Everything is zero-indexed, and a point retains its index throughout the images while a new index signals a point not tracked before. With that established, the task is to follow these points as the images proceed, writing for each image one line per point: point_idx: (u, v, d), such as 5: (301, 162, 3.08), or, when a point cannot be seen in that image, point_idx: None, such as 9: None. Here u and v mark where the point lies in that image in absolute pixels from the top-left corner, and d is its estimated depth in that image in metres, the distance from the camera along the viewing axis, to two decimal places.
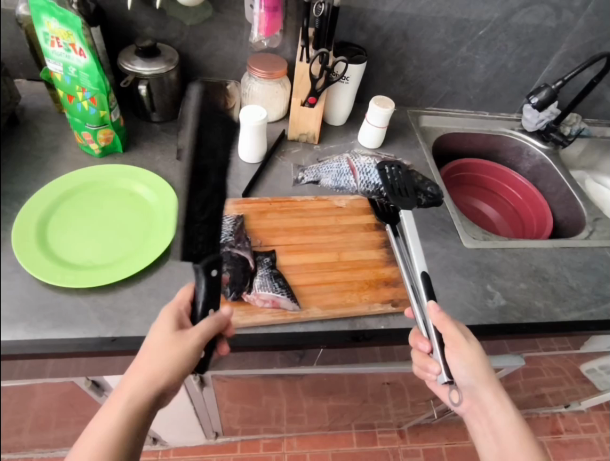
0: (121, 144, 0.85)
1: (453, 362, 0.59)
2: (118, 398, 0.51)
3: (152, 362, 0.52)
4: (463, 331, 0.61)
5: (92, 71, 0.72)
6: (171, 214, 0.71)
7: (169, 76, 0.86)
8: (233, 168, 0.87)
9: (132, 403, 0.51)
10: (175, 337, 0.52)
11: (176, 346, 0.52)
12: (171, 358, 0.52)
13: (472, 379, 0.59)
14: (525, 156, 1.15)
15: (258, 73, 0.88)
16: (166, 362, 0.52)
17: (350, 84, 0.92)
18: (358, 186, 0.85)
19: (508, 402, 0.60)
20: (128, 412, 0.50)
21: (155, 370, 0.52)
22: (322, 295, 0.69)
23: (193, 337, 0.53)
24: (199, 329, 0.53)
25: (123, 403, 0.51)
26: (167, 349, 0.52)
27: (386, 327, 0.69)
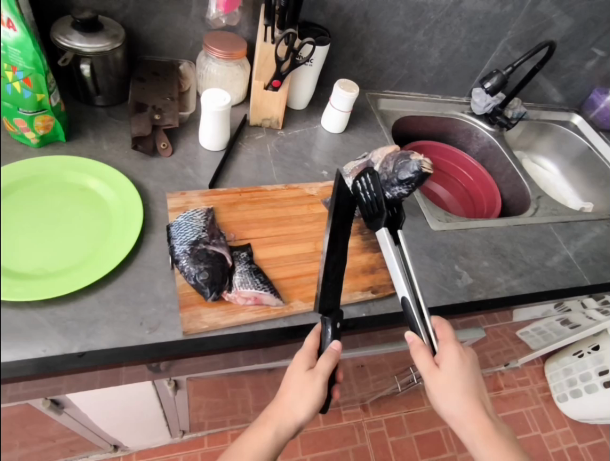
0: (63, 132, 0.74)
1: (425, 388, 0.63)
2: (259, 424, 0.59)
3: (286, 400, 0.58)
4: (431, 364, 0.60)
5: (25, 47, 0.62)
6: (131, 225, 0.66)
7: (115, 54, 0.76)
8: (195, 156, 0.81)
9: (276, 431, 0.58)
10: (310, 377, 0.58)
11: (312, 387, 0.57)
12: (303, 395, 0.57)
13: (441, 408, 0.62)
14: (475, 138, 1.22)
15: (216, 53, 0.82)
16: (302, 401, 0.57)
17: (314, 67, 0.89)
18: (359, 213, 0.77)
19: (480, 439, 0.60)
20: (268, 438, 0.58)
21: (294, 408, 0.57)
22: (304, 287, 0.67)
23: (319, 380, 0.57)
24: (323, 370, 0.57)
25: (268, 430, 0.58)
26: (300, 387, 0.58)
27: (368, 314, 0.69)
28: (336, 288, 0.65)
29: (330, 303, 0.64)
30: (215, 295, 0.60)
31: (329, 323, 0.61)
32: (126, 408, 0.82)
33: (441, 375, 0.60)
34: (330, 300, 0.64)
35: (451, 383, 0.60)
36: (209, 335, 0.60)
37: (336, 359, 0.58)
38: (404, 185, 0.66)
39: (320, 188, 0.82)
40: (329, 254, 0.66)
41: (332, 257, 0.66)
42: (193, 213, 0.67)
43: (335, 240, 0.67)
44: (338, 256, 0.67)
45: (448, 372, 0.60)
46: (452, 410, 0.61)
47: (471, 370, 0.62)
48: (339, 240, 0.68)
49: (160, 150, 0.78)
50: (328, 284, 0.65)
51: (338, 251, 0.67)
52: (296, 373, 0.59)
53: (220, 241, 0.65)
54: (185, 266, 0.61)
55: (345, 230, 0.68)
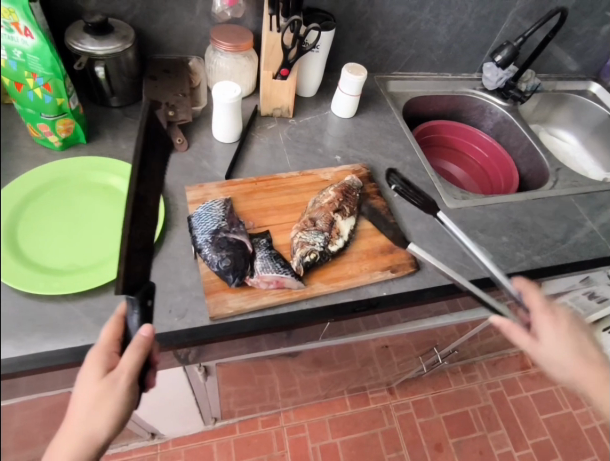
0: (83, 134, 0.77)
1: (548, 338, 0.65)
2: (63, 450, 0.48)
3: (86, 410, 0.47)
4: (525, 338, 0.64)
5: (42, 53, 0.64)
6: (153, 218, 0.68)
7: (126, 55, 0.78)
8: (210, 149, 0.83)
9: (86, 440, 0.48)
10: (104, 384, 0.46)
11: (105, 395, 0.46)
12: (102, 405, 0.46)
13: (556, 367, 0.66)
14: (488, 114, 1.19)
15: (224, 46, 0.83)
16: (101, 414, 0.46)
17: (321, 53, 0.89)
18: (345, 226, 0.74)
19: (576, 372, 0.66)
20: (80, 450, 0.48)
21: (96, 418, 0.47)
22: (323, 269, 0.68)
23: (119, 382, 0.46)
24: (124, 367, 0.46)
25: (77, 442, 0.48)
26: (97, 396, 0.46)
27: (388, 293, 0.70)
28: (144, 258, 0.48)
29: (141, 277, 0.48)
30: (238, 280, 0.62)
31: (138, 306, 0.47)
32: (160, 395, 0.86)
33: (541, 343, 0.65)
34: (143, 273, 0.48)
35: (555, 349, 0.64)
36: (235, 319, 0.62)
37: (145, 350, 0.46)
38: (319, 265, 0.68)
39: (334, 173, 0.82)
40: (135, 215, 0.45)
41: (138, 219, 0.45)
42: (212, 204, 0.69)
43: (145, 196, 0.46)
44: (148, 219, 0.47)
45: (553, 339, 0.64)
46: (565, 361, 0.65)
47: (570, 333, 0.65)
48: (149, 199, 0.47)
49: (176, 145, 0.80)
50: (136, 254, 0.46)
51: (147, 209, 0.47)
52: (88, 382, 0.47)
53: (239, 229, 0.67)
54: (208, 254, 0.63)
55: (155, 184, 0.47)
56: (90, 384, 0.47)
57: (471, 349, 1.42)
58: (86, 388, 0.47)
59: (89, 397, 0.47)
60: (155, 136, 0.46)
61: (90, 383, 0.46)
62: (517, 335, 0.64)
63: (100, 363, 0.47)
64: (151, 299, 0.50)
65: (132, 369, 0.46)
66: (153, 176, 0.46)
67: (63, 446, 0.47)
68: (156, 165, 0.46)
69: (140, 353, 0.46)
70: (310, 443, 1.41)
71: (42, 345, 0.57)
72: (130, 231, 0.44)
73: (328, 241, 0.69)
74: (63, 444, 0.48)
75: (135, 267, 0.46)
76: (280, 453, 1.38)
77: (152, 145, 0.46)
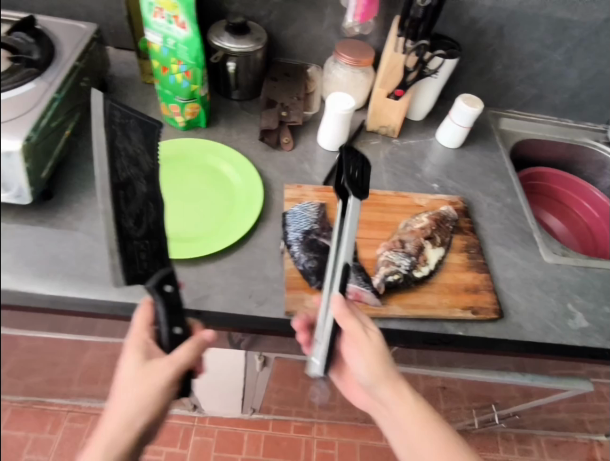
0: (205, 119, 0.84)
1: (352, 352, 0.58)
2: (102, 435, 0.51)
3: (125, 391, 0.51)
4: (362, 320, 0.57)
5: (192, 44, 0.71)
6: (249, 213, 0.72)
7: (256, 55, 0.85)
8: (313, 153, 0.85)
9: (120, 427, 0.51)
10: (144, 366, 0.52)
11: (145, 375, 0.51)
12: (142, 390, 0.51)
13: (370, 380, 0.58)
14: (607, 171, 1.09)
15: (345, 59, 0.86)
16: (141, 392, 0.51)
17: (439, 80, 0.88)
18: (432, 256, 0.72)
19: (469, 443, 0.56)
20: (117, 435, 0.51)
21: (136, 400, 0.51)
22: (403, 293, 0.67)
23: (164, 365, 0.52)
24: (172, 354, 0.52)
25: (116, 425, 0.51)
26: (138, 380, 0.51)
27: (464, 334, 0.66)
28: (151, 246, 0.49)
29: (147, 265, 0.48)
30: (320, 283, 0.64)
31: (154, 289, 0.50)
32: (214, 374, 0.89)
33: (369, 339, 0.57)
34: (154, 263, 0.49)
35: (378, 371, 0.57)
36: (308, 320, 0.63)
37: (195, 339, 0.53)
38: (399, 287, 0.66)
39: (429, 200, 0.81)
40: (124, 204, 0.46)
41: (129, 207, 0.46)
42: (308, 206, 0.72)
43: (129, 183, 0.47)
44: (144, 203, 0.48)
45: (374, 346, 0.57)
46: (390, 373, 0.58)
47: (377, 352, 0.57)
48: (137, 181, 0.48)
49: (282, 144, 0.84)
50: (137, 244, 0.47)
51: (137, 196, 0.48)
52: (127, 365, 0.52)
53: (330, 234, 0.69)
54: (296, 252, 0.66)
55: (141, 168, 0.49)
56: (133, 367, 0.52)
57: (531, 418, 1.29)
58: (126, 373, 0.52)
59: (132, 381, 0.51)
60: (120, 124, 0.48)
61: (129, 366, 0.52)
62: (352, 325, 0.55)
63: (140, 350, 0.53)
64: (171, 285, 0.52)
65: (181, 359, 0.52)
66: (130, 162, 0.48)
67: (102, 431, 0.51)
68: (131, 151, 0.48)
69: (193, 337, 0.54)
70: None
71: None
72: (120, 210, 0.45)
73: (414, 266, 0.68)
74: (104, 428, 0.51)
75: (139, 257, 0.47)
76: None
77: (123, 132, 0.48)
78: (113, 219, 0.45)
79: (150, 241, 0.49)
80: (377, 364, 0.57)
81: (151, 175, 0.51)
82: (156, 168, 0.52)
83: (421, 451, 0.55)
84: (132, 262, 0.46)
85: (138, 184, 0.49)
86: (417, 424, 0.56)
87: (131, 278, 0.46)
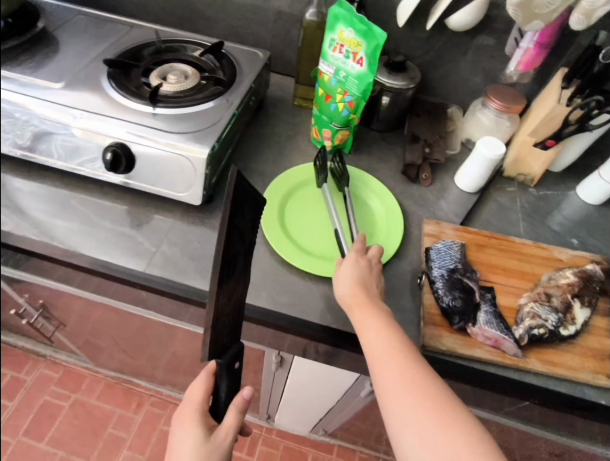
0: (349, 146, 0.89)
1: (340, 274, 0.64)
2: None
3: None
4: (364, 256, 0.66)
5: (363, 78, 0.76)
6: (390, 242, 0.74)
7: (406, 92, 0.88)
8: (449, 191, 0.86)
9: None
10: (208, 443, 0.57)
11: (211, 448, 0.56)
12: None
13: (349, 297, 0.61)
14: None
15: (495, 104, 0.87)
16: None
17: (593, 134, 0.86)
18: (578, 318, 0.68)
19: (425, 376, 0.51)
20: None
21: None
22: (543, 348, 0.65)
23: (226, 437, 0.58)
24: (229, 425, 0.58)
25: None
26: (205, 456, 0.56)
27: (606, 402, 0.63)
28: (231, 320, 0.56)
29: (226, 338, 0.56)
30: (462, 324, 0.64)
31: (224, 366, 0.56)
32: (314, 389, 0.92)
33: (361, 262, 0.65)
34: (229, 335, 0.57)
35: (347, 286, 0.62)
36: (444, 358, 0.63)
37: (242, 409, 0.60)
38: (539, 343, 0.65)
39: (570, 255, 0.78)
40: (227, 280, 0.52)
41: (229, 284, 0.53)
42: (452, 244, 0.72)
43: (234, 261, 0.53)
44: (237, 278, 0.55)
45: (348, 268, 0.64)
46: (354, 294, 0.61)
47: (362, 268, 0.64)
48: (239, 258, 0.54)
49: (421, 180, 0.86)
50: (224, 318, 0.54)
51: (235, 270, 0.54)
52: (188, 441, 0.57)
53: (473, 276, 0.69)
54: (438, 289, 0.66)
55: (243, 244, 0.55)
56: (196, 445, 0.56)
57: None
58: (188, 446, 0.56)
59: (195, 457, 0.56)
60: (243, 198, 0.52)
61: (191, 439, 0.57)
62: (352, 257, 0.65)
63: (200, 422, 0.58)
64: (238, 362, 0.59)
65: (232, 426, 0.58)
66: (240, 240, 0.53)
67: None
68: (242, 228, 0.53)
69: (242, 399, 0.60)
70: None
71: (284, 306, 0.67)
72: (221, 287, 0.50)
73: (561, 323, 0.66)
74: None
75: (224, 330, 0.54)
76: None
77: (241, 197, 0.51)
78: (217, 298, 0.50)
79: (232, 317, 0.56)
80: (361, 290, 0.61)
81: (247, 248, 0.56)
82: (251, 241, 0.58)
83: (397, 389, 0.50)
84: (219, 337, 0.53)
85: (238, 259, 0.55)
86: (387, 358, 0.53)
87: (214, 353, 0.53)
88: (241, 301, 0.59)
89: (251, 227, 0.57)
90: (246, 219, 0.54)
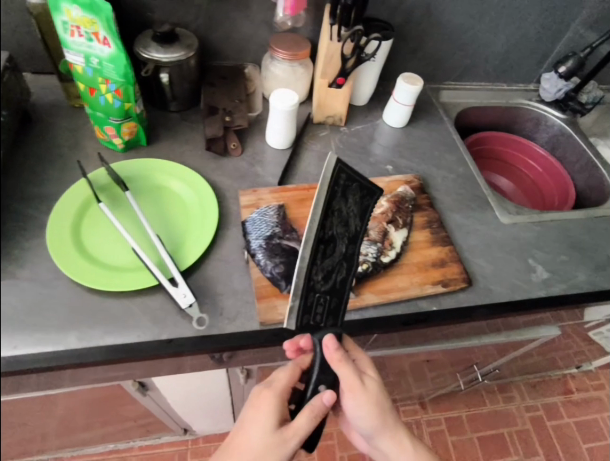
0: (144, 136, 0.80)
1: (349, 403, 0.60)
2: None
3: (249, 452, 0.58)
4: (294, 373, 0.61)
5: (117, 61, 0.66)
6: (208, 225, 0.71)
7: (189, 62, 0.81)
8: (263, 154, 0.84)
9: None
10: (276, 436, 0.57)
11: (274, 449, 0.57)
12: (269, 440, 0.57)
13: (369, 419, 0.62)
14: (543, 126, 1.15)
15: (282, 54, 0.84)
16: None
17: (377, 62, 0.88)
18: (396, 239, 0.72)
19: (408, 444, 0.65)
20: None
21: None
22: (374, 280, 0.68)
23: (294, 441, 0.57)
24: (299, 430, 0.57)
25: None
26: (273, 448, 0.57)
27: (438, 308, 0.69)
28: (329, 302, 0.55)
29: (321, 319, 0.55)
30: (291, 287, 0.64)
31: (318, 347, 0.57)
32: (202, 392, 0.88)
33: (367, 381, 0.60)
34: (328, 319, 0.56)
35: (363, 406, 0.60)
36: (285, 325, 0.63)
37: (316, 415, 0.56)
38: (368, 276, 0.67)
39: (386, 182, 0.81)
40: (320, 260, 0.53)
41: (325, 263, 0.53)
42: (267, 209, 0.71)
43: (333, 241, 0.53)
44: (337, 262, 0.55)
45: (352, 404, 0.60)
46: (370, 396, 0.60)
47: (372, 395, 0.60)
48: (339, 241, 0.54)
49: (230, 149, 0.82)
50: (318, 296, 0.54)
51: (336, 254, 0.54)
52: (257, 425, 0.59)
53: (293, 235, 0.69)
54: (261, 260, 0.65)
55: (347, 230, 0.54)
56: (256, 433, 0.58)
57: (512, 367, 1.37)
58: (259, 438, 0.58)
59: (259, 445, 0.57)
60: (349, 184, 0.52)
61: (264, 425, 0.58)
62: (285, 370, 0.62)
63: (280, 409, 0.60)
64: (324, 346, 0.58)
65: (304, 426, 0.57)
66: (340, 223, 0.53)
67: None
68: (346, 214, 0.53)
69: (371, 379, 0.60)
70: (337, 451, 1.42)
71: (103, 339, 0.60)
72: (314, 263, 0.52)
73: (381, 253, 0.68)
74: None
75: (316, 310, 0.55)
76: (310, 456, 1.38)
77: (348, 185, 0.52)
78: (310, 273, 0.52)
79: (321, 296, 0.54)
80: (375, 410, 0.61)
81: (355, 236, 0.55)
82: (362, 231, 0.56)
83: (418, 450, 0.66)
84: (310, 311, 0.54)
85: (340, 244, 0.55)
86: (394, 432, 0.64)
87: (301, 326, 0.54)
88: (345, 291, 0.56)
89: (361, 216, 0.55)
90: (348, 206, 0.53)
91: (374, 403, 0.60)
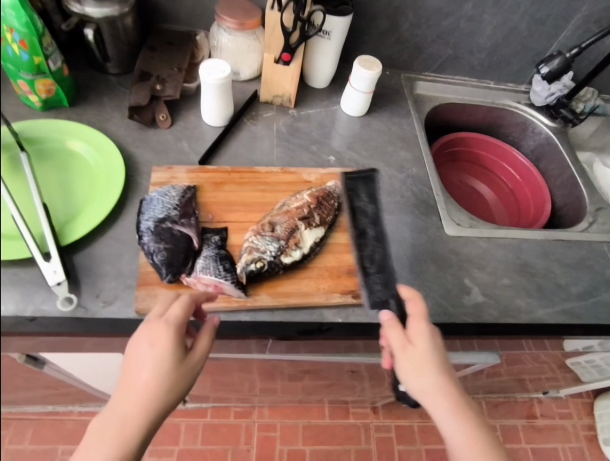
0: (66, 97, 0.75)
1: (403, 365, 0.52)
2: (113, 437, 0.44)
3: (133, 393, 0.46)
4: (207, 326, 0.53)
5: (18, 6, 0.62)
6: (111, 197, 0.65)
7: (123, 20, 0.75)
8: (195, 130, 0.77)
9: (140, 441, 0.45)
10: (178, 361, 0.48)
11: (171, 377, 0.47)
12: (163, 382, 0.47)
13: (427, 390, 0.50)
14: (530, 133, 1.04)
15: (227, 22, 0.77)
16: (158, 395, 0.46)
17: (333, 40, 0.81)
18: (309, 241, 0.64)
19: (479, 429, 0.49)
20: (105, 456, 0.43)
21: (137, 400, 0.45)
22: (274, 280, 0.61)
23: (196, 365, 0.50)
24: (201, 351, 0.51)
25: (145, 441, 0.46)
26: (169, 376, 0.47)
27: (343, 321, 0.62)
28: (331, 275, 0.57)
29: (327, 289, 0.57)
30: (171, 277, 0.57)
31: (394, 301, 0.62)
32: (109, 373, 0.83)
33: (414, 345, 0.52)
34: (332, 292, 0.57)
35: (424, 359, 0.51)
36: None
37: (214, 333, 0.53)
38: (266, 277, 0.61)
39: (320, 174, 0.74)
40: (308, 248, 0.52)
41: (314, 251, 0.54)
42: (169, 190, 0.64)
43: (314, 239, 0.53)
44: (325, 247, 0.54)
45: (421, 350, 0.52)
46: (423, 370, 0.51)
47: (427, 349, 0.52)
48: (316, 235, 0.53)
49: (159, 121, 0.76)
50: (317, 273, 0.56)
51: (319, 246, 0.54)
52: (144, 352, 0.47)
53: (190, 222, 0.61)
54: (147, 243, 0.59)
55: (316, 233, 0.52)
56: (146, 372, 0.47)
57: (471, 386, 1.27)
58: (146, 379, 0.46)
59: (148, 386, 0.46)
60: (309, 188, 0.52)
61: (151, 354, 0.47)
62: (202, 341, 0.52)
63: (179, 347, 0.49)
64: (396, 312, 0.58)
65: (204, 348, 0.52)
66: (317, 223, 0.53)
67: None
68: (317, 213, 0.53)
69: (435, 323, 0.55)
70: (278, 445, 1.33)
71: None
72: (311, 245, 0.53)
73: (282, 252, 0.61)
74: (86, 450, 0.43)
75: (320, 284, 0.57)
76: (246, 448, 1.32)
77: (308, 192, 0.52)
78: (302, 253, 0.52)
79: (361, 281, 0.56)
80: (434, 366, 0.51)
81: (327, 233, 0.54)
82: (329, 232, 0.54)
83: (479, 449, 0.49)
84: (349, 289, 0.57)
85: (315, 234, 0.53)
86: (463, 415, 0.49)
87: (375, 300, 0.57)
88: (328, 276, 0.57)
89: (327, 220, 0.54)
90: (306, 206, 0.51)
91: (445, 360, 0.52)
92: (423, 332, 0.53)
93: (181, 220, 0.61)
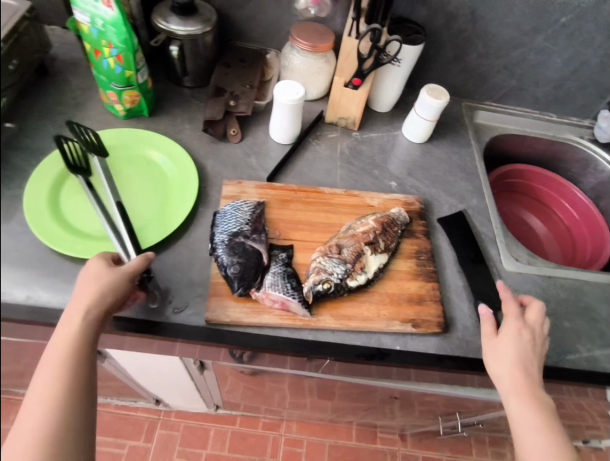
0: (147, 107, 0.79)
1: (492, 350, 0.58)
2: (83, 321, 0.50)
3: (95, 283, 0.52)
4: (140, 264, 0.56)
5: (119, 25, 0.66)
6: (186, 204, 0.69)
7: (204, 38, 0.79)
8: (262, 146, 0.80)
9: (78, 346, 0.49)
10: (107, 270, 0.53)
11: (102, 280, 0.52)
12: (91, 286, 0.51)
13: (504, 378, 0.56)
14: (591, 170, 1.01)
15: (301, 45, 0.79)
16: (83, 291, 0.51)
17: (403, 68, 0.82)
18: (373, 266, 0.65)
19: (548, 419, 0.53)
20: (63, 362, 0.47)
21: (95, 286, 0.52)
22: (337, 302, 0.62)
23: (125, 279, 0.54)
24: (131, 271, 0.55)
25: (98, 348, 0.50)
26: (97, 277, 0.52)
27: (402, 348, 0.62)
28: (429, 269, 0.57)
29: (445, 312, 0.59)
30: (242, 291, 0.59)
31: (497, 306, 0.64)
32: (158, 372, 0.86)
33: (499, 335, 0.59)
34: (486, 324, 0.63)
35: (508, 347, 0.57)
36: (229, 329, 0.59)
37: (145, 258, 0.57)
38: (329, 299, 0.62)
39: (383, 200, 0.75)
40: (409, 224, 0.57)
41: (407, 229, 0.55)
42: (242, 204, 0.67)
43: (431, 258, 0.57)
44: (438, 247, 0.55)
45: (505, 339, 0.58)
46: (503, 357, 0.57)
47: (517, 341, 0.58)
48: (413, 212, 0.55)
49: (229, 135, 0.79)
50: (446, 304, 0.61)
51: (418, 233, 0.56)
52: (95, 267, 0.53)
53: (260, 238, 0.64)
54: (220, 255, 0.61)
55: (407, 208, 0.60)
56: (102, 283, 0.52)
57: None
58: (99, 288, 0.51)
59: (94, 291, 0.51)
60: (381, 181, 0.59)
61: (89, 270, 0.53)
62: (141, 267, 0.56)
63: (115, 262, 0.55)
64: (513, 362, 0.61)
65: (137, 269, 0.55)
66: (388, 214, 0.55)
67: (57, 371, 0.46)
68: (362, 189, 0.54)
69: (533, 324, 0.60)
70: None
71: (51, 301, 0.59)
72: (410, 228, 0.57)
73: (348, 275, 0.63)
74: (52, 356, 0.47)
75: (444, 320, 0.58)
76: None
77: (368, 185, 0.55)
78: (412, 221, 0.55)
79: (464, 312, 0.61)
80: (519, 354, 0.57)
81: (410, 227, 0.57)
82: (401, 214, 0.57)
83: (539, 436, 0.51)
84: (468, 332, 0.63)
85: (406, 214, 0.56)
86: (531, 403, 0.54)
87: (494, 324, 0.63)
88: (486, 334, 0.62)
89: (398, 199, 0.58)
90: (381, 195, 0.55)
91: (530, 362, 0.57)
92: (513, 330, 0.59)
93: (253, 234, 0.64)
